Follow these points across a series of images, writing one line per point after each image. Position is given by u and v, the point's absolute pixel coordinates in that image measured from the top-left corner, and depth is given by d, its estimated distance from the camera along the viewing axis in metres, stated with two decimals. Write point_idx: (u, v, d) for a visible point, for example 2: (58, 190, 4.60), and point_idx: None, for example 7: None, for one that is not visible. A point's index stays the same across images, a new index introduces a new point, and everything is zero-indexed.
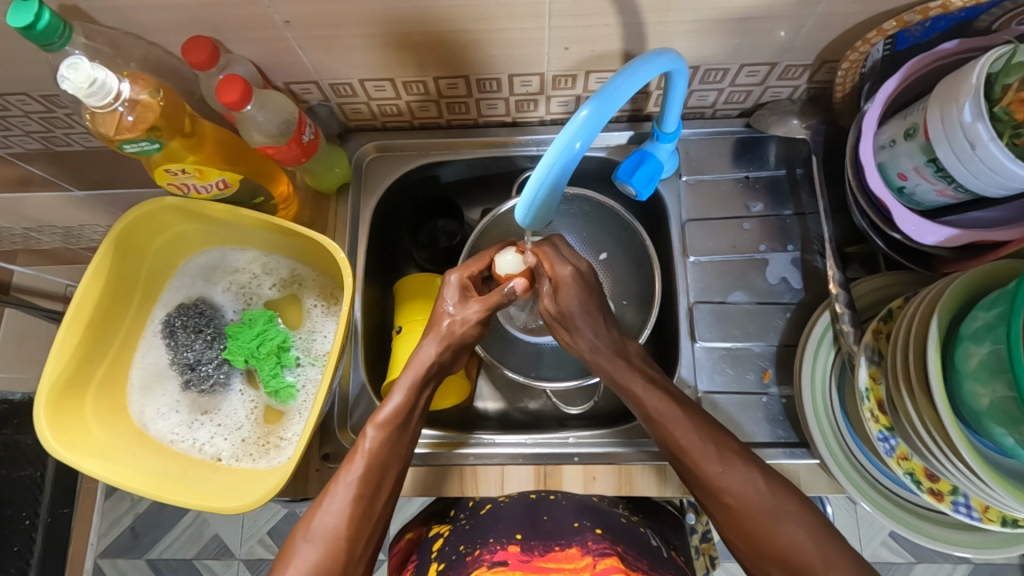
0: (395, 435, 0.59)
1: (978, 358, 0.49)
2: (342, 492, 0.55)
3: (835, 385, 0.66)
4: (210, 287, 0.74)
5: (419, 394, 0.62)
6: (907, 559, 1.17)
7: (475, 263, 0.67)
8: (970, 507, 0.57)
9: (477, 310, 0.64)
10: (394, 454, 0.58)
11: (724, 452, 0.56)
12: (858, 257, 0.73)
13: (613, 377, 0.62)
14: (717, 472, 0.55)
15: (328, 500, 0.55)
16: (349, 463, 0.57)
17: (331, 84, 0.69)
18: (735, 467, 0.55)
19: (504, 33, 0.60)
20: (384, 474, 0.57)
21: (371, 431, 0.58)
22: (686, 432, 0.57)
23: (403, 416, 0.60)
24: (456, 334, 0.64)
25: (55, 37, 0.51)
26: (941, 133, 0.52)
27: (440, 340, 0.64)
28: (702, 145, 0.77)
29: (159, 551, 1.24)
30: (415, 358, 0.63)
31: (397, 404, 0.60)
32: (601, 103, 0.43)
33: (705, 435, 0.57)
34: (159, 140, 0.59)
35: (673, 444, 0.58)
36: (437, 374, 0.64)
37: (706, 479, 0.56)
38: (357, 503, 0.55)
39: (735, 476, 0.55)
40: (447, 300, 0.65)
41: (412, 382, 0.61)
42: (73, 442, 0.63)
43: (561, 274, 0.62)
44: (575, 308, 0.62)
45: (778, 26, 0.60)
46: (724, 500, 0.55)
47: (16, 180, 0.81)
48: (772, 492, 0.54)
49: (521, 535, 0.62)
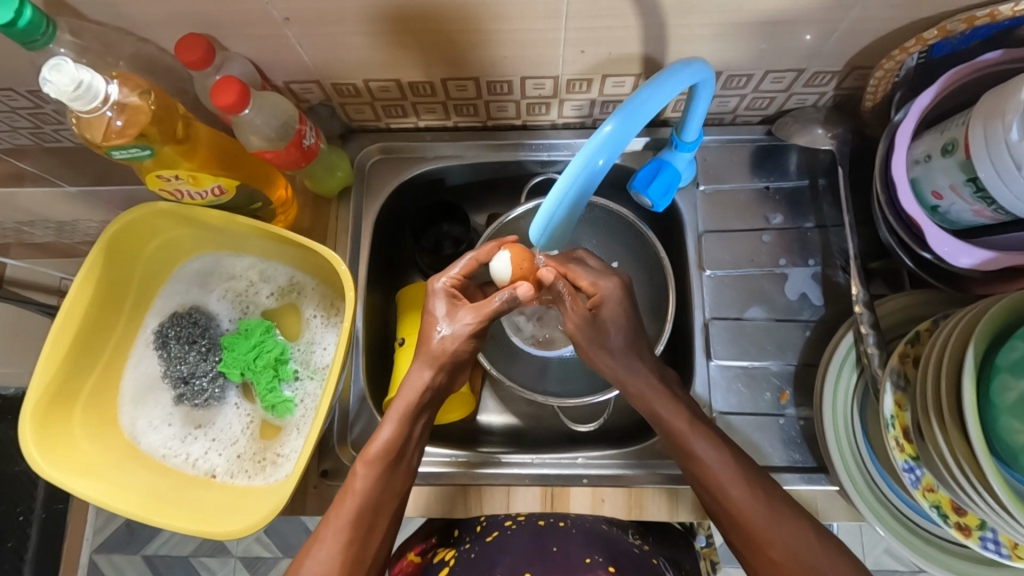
0: (384, 473, 0.55)
1: (1017, 393, 0.47)
2: (331, 537, 0.53)
3: (857, 409, 0.63)
4: (205, 294, 0.71)
5: (414, 424, 0.58)
6: (912, 568, 1.14)
7: (462, 269, 0.61)
8: (998, 543, 0.54)
9: (468, 320, 0.59)
10: (386, 493, 0.55)
11: (774, 500, 0.54)
12: (881, 272, 0.70)
13: (656, 410, 0.58)
14: (765, 525, 0.52)
15: (317, 547, 0.52)
16: (337, 505, 0.54)
17: (333, 84, 0.65)
18: (782, 528, 0.52)
19: (516, 33, 0.57)
20: (374, 514, 0.54)
21: (361, 468, 0.55)
22: (738, 484, 0.54)
23: (394, 451, 0.56)
24: (449, 354, 0.59)
25: (37, 35, 0.48)
26: (984, 151, 0.49)
27: (433, 361, 0.59)
28: (720, 152, 0.74)
29: (155, 547, 1.23)
30: (407, 383, 0.59)
31: (389, 438, 0.56)
32: (625, 117, 0.40)
33: (756, 494, 0.54)
34: (150, 146, 0.55)
35: (714, 486, 0.55)
36: (429, 405, 0.60)
37: (750, 530, 0.53)
38: (349, 548, 0.53)
39: (783, 529, 0.52)
40: (435, 312, 0.60)
41: (405, 413, 0.58)
42: (61, 459, 0.61)
43: (606, 287, 0.60)
44: (615, 323, 0.59)
45: (806, 30, 0.56)
46: (769, 554, 0.52)
47: (7, 175, 0.77)
48: (822, 548, 0.52)
49: (530, 572, 0.60)
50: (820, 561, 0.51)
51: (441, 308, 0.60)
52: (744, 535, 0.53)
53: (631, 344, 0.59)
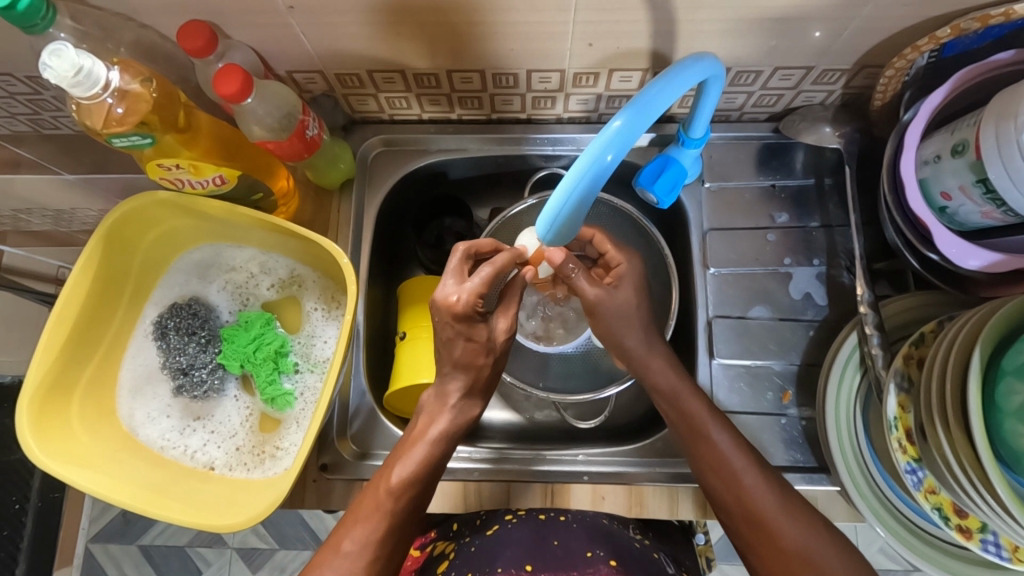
0: (415, 495, 0.55)
1: (1023, 398, 0.46)
2: (356, 553, 0.52)
3: (860, 411, 0.63)
4: (204, 286, 0.71)
5: (448, 446, 0.58)
6: (905, 566, 1.15)
7: (484, 281, 0.53)
8: (999, 546, 0.53)
9: (504, 326, 0.58)
10: (412, 515, 0.55)
11: (786, 490, 0.55)
12: (886, 273, 0.70)
13: None
14: (776, 512, 0.53)
15: (339, 560, 0.51)
16: (364, 522, 0.53)
17: (336, 74, 0.64)
18: (793, 514, 0.53)
19: (524, 26, 0.56)
20: (399, 533, 0.54)
21: (393, 484, 0.54)
22: (752, 472, 0.55)
23: (428, 471, 0.56)
24: (482, 379, 0.58)
25: (37, 19, 0.47)
26: (995, 153, 0.49)
27: (467, 376, 0.58)
28: (726, 150, 0.74)
29: (152, 537, 1.22)
30: (445, 397, 0.58)
31: (424, 459, 0.56)
32: (635, 112, 0.40)
33: (772, 482, 0.55)
34: (150, 135, 0.55)
35: (728, 474, 0.55)
36: (458, 432, 0.59)
37: (759, 517, 0.53)
38: (373, 565, 0.52)
39: (795, 520, 0.53)
40: (471, 336, 0.56)
41: (443, 436, 0.57)
42: (58, 449, 0.60)
43: (628, 263, 0.60)
44: (638, 299, 0.60)
45: (817, 27, 0.55)
46: (778, 543, 0.52)
47: (4, 161, 0.76)
48: (828, 542, 0.52)
49: (530, 566, 0.59)
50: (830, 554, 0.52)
51: (478, 331, 0.56)
52: (751, 524, 0.54)
53: (647, 344, 0.60)
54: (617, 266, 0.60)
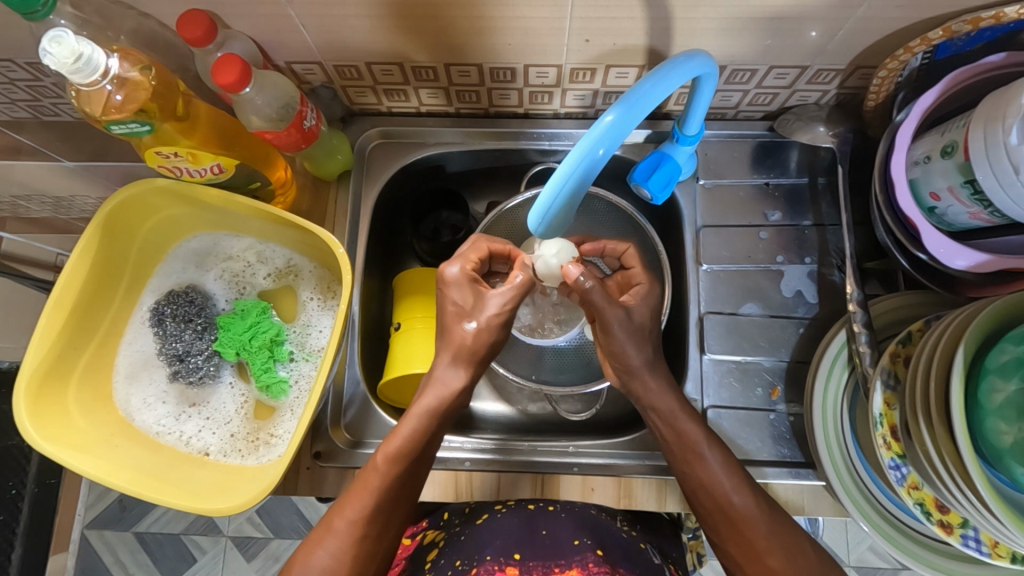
0: (406, 470, 0.55)
1: (1005, 395, 0.47)
2: (345, 532, 0.53)
3: (846, 408, 0.64)
4: (202, 274, 0.71)
5: (438, 424, 0.57)
6: (893, 565, 1.15)
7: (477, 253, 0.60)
8: (979, 542, 0.54)
9: (498, 304, 0.58)
10: (403, 489, 0.55)
11: (775, 510, 0.56)
12: (877, 272, 0.71)
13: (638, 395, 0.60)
14: (756, 515, 0.55)
15: (330, 540, 0.53)
16: (355, 501, 0.54)
17: (335, 65, 0.65)
18: (768, 516, 0.55)
19: (522, 21, 0.56)
20: (389, 511, 0.55)
21: (382, 463, 0.55)
22: (738, 486, 0.56)
23: (416, 446, 0.56)
24: (468, 345, 0.57)
25: (37, 6, 0.47)
26: (983, 154, 0.49)
27: (455, 354, 0.58)
28: (722, 148, 0.74)
29: (147, 524, 1.23)
30: (438, 379, 0.58)
31: (410, 433, 0.56)
32: (627, 109, 0.40)
33: (760, 502, 0.56)
34: (149, 123, 0.55)
35: (719, 493, 0.56)
36: (452, 408, 0.59)
37: (735, 517, 0.55)
38: (360, 544, 0.53)
39: (768, 518, 0.55)
40: (459, 302, 0.58)
41: (430, 411, 0.57)
42: (56, 433, 0.61)
43: (648, 285, 0.61)
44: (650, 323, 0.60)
45: (813, 27, 0.56)
46: (766, 562, 0.54)
47: (4, 147, 0.75)
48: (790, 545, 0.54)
49: (519, 555, 0.60)
50: (815, 570, 0.54)
51: (467, 296, 0.58)
52: (727, 520, 0.55)
53: (651, 361, 0.59)
54: (639, 285, 0.62)
